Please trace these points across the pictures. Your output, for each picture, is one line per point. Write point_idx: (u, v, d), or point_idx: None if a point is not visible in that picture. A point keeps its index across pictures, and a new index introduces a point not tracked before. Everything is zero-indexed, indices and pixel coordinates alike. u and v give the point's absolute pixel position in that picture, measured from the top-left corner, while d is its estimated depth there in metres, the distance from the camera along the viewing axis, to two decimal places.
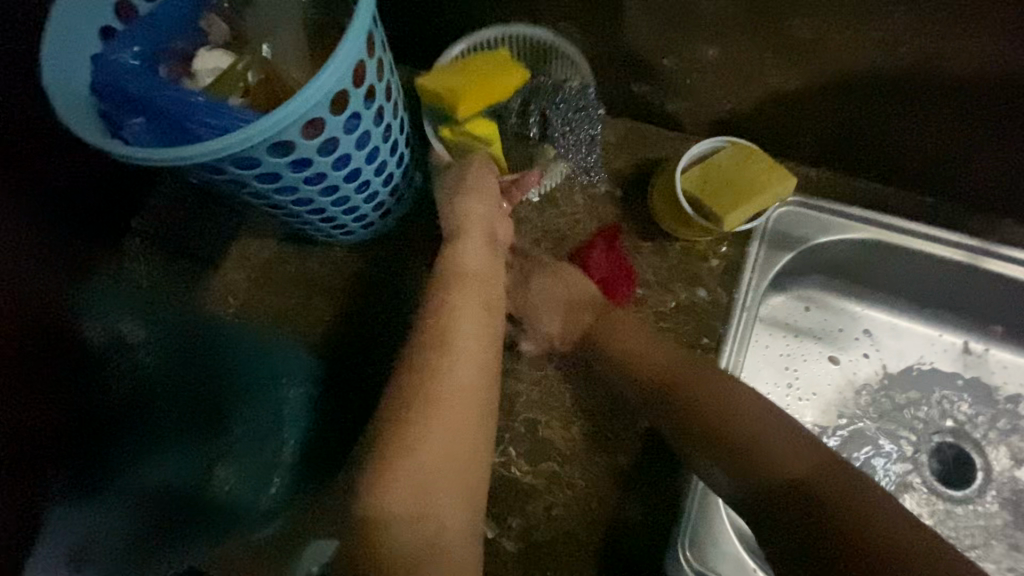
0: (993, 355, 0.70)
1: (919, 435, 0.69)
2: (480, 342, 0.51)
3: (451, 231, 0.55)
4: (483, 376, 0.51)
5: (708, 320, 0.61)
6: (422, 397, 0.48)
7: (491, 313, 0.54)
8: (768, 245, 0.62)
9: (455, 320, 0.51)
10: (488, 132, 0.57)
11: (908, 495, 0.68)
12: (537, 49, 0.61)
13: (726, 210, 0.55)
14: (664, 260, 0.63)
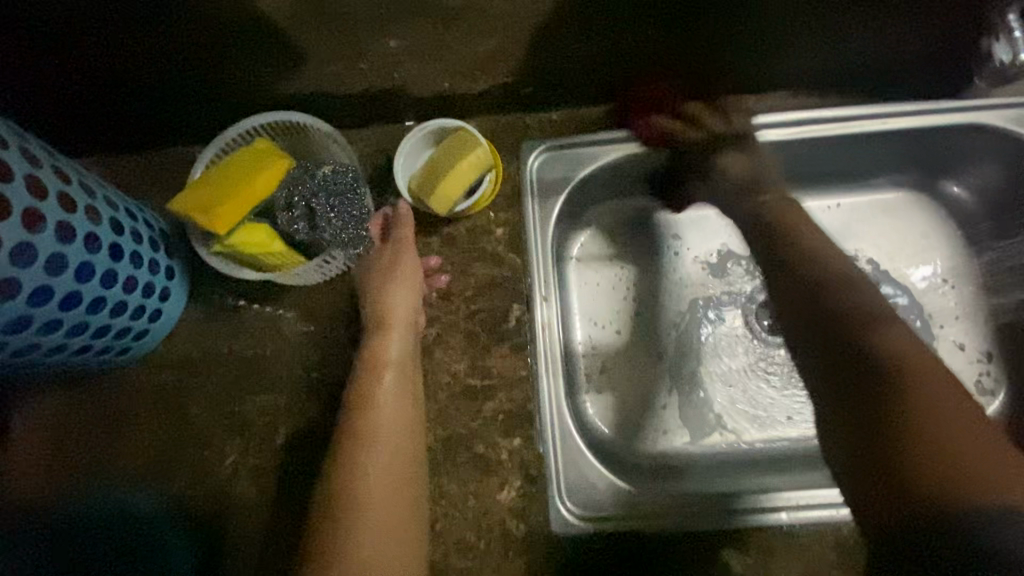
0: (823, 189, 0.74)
1: (746, 302, 0.75)
2: (391, 424, 0.53)
3: (377, 321, 0.57)
4: (405, 448, 0.53)
5: (513, 285, 0.63)
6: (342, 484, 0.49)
7: (397, 393, 0.54)
8: (539, 195, 0.65)
9: (377, 388, 0.54)
10: (264, 232, 0.55)
11: (755, 357, 0.73)
12: (291, 131, 0.60)
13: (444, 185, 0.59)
14: (453, 247, 0.63)
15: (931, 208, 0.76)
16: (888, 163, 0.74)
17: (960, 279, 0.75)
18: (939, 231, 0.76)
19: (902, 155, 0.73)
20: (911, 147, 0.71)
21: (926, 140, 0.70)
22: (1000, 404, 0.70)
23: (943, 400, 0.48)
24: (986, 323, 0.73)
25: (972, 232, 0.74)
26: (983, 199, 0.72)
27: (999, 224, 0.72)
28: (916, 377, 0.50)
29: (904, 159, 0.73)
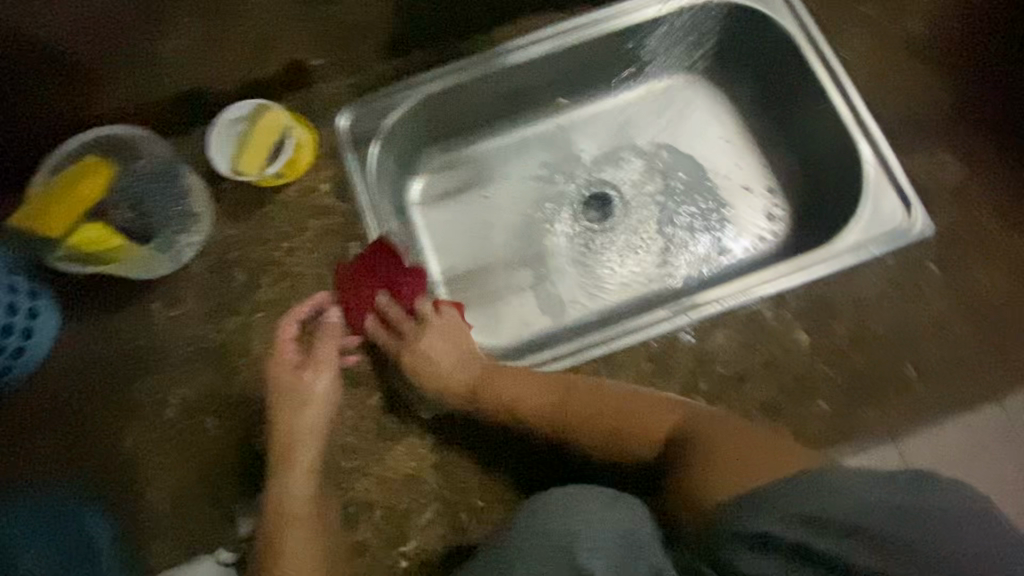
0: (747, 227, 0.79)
1: (566, 201, 0.87)
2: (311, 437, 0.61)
3: (300, 366, 0.64)
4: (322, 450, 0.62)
5: (346, 228, 0.72)
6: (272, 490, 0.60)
7: (317, 413, 0.62)
8: (356, 148, 0.75)
9: (301, 414, 0.62)
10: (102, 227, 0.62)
11: (583, 243, 0.85)
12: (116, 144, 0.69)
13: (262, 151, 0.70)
14: (287, 209, 0.72)
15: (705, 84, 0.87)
16: (654, 49, 0.84)
17: (737, 133, 0.86)
18: (714, 97, 0.87)
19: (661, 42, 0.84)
20: (663, 31, 0.82)
21: (670, 24, 0.81)
22: (788, 225, 0.81)
23: (725, 437, 0.54)
24: (766, 163, 0.84)
25: (739, 90, 0.85)
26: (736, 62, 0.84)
27: (753, 78, 0.83)
28: (704, 427, 0.56)
29: (665, 45, 0.84)
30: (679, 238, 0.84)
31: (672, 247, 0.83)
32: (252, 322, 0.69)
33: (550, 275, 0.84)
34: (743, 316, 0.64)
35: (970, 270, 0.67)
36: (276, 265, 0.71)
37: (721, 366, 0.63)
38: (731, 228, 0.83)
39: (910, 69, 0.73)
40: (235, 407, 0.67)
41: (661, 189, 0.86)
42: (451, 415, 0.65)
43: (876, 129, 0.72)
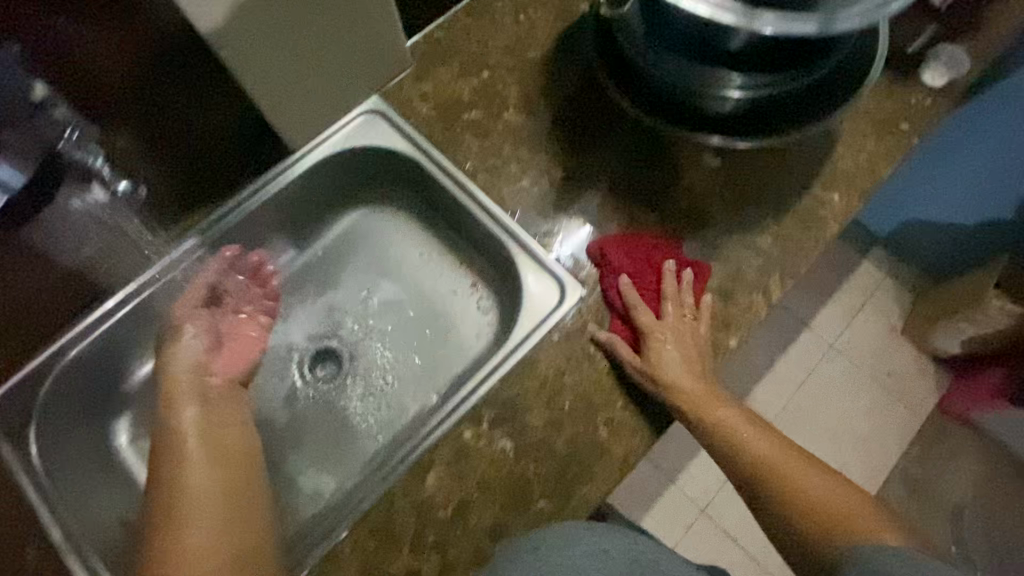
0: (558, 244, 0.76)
1: (295, 370, 0.86)
2: (201, 455, 0.64)
3: (169, 487, 0.61)
4: (221, 468, 0.64)
5: (20, 533, 0.64)
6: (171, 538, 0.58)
7: (196, 430, 0.67)
8: (12, 437, 0.68)
9: (182, 453, 0.64)
10: None
11: (323, 405, 0.84)
12: None
13: None
14: None
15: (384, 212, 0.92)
16: (312, 204, 0.87)
17: (427, 244, 0.90)
18: (395, 220, 0.91)
19: (319, 195, 0.86)
20: (307, 190, 0.84)
21: (308, 181, 0.82)
22: (497, 312, 0.85)
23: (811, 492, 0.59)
24: (461, 261, 0.88)
25: (410, 207, 0.90)
26: (394, 187, 0.89)
27: (415, 194, 0.88)
28: (805, 481, 0.60)
29: (321, 197, 0.87)
30: (415, 361, 0.86)
31: (405, 376, 0.85)
32: None
33: (302, 454, 0.81)
34: (445, 449, 0.66)
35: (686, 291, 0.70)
36: None
37: (441, 508, 0.63)
38: (451, 334, 0.86)
39: (523, 148, 0.79)
40: None
41: (381, 322, 0.88)
42: None
43: (514, 229, 0.77)
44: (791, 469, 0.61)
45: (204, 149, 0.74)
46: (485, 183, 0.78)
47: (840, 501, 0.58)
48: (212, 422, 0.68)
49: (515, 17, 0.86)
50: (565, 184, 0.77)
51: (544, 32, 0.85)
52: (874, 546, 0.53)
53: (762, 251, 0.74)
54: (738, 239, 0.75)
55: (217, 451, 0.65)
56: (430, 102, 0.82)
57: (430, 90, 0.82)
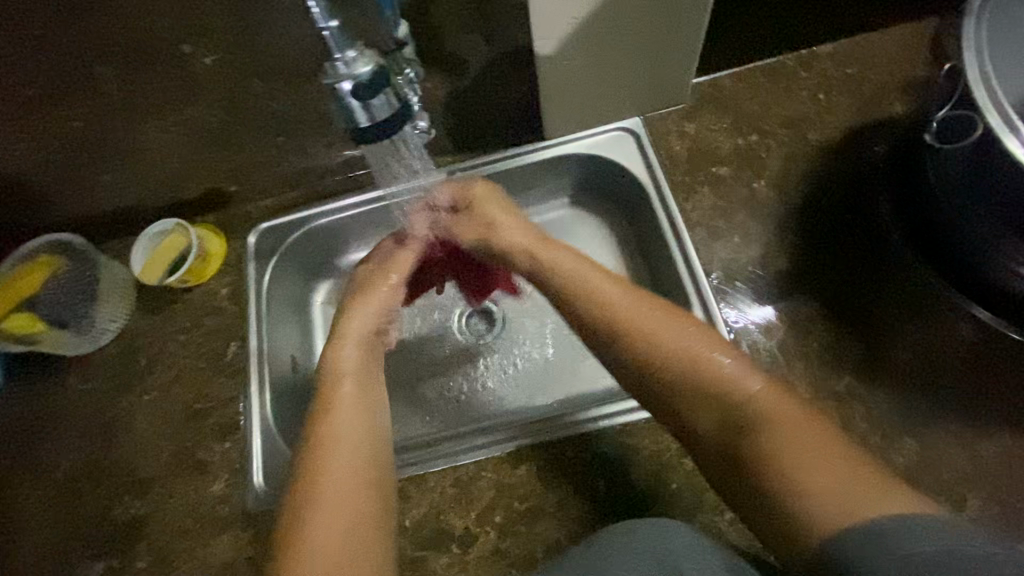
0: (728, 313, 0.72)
1: (454, 313, 0.92)
2: (354, 378, 0.64)
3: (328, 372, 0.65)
4: (369, 390, 0.64)
5: (233, 330, 0.83)
6: (322, 438, 0.59)
7: (360, 340, 0.69)
8: (259, 259, 0.87)
9: (342, 358, 0.66)
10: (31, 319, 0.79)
11: (461, 356, 0.89)
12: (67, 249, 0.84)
13: (154, 266, 0.83)
14: (190, 309, 0.84)
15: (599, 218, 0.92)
16: (540, 181, 0.90)
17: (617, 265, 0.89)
18: (601, 229, 0.91)
19: (549, 179, 0.90)
20: (542, 173, 0.89)
21: (546, 167, 0.87)
22: None
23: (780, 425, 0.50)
24: None
25: (620, 226, 0.90)
26: (617, 200, 0.89)
27: (633, 216, 0.87)
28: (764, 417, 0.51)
29: (549, 182, 0.91)
30: (553, 363, 0.87)
31: (540, 372, 0.87)
32: (138, 403, 0.80)
33: (425, 387, 0.88)
34: (545, 454, 0.69)
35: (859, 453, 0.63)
36: (173, 356, 0.82)
37: (517, 500, 0.67)
38: (596, 360, 0.86)
39: (757, 226, 0.75)
40: (107, 478, 0.76)
41: (542, 313, 0.90)
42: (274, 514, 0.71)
43: (715, 303, 0.72)
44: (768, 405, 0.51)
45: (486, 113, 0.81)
46: (702, 239, 0.76)
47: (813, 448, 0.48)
48: (383, 325, 0.72)
49: (812, 94, 0.82)
50: (780, 277, 0.73)
51: (837, 120, 0.79)
52: (858, 510, 0.44)
53: (979, 459, 0.62)
54: (952, 429, 0.63)
55: (368, 366, 0.67)
56: (686, 144, 0.82)
57: (692, 131, 0.82)
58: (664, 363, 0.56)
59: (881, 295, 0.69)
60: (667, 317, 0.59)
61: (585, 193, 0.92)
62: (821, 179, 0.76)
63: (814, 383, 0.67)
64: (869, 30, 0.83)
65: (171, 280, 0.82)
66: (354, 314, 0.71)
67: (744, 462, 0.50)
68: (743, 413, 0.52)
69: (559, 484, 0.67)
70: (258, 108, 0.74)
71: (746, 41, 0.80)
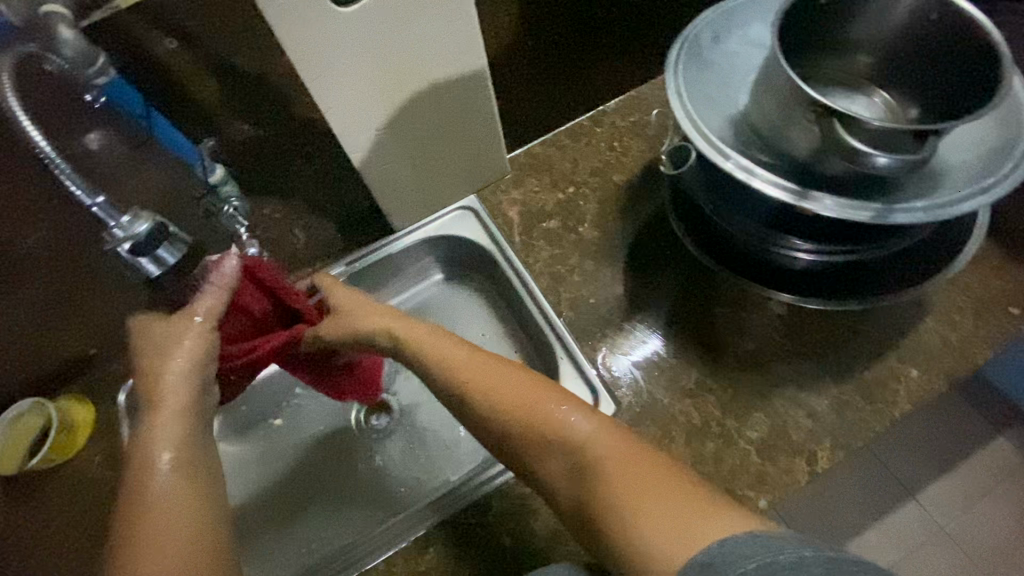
0: (603, 356, 0.78)
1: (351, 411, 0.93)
2: (177, 452, 0.56)
3: (144, 424, 0.58)
4: (199, 465, 0.56)
5: (112, 497, 0.79)
6: (143, 534, 0.50)
7: (175, 410, 0.58)
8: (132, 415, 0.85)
9: (156, 437, 0.57)
10: None
11: (365, 452, 0.89)
12: None
13: (10, 452, 0.78)
14: (62, 487, 0.80)
15: (467, 287, 0.99)
16: (404, 268, 0.96)
17: (491, 328, 0.95)
18: (473, 296, 0.98)
19: (412, 264, 0.97)
20: (404, 260, 0.95)
21: (406, 252, 0.94)
22: None
23: (626, 462, 0.53)
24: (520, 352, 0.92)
25: (487, 289, 0.97)
26: (478, 267, 0.96)
27: (495, 277, 0.94)
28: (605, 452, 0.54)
29: (413, 266, 0.97)
30: (455, 433, 0.89)
31: (445, 446, 0.88)
32: None
33: (335, 494, 0.87)
34: (448, 528, 0.70)
35: (718, 438, 0.70)
36: (48, 544, 0.77)
37: None
38: None
39: (592, 263, 0.85)
40: None
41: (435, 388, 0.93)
42: None
43: (572, 341, 0.80)
44: (612, 451, 0.54)
45: (331, 223, 0.88)
46: (548, 286, 0.85)
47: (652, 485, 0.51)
48: (197, 388, 0.61)
49: (609, 143, 0.96)
50: (621, 301, 0.81)
51: (634, 160, 0.93)
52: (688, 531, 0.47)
53: (816, 413, 0.70)
54: (789, 394, 0.72)
55: (190, 422, 0.59)
56: (518, 208, 0.92)
57: (520, 197, 0.93)
58: (501, 412, 0.59)
59: (705, 299, 0.79)
60: (512, 373, 0.61)
61: (449, 269, 0.99)
62: (633, 212, 0.88)
63: (669, 387, 0.74)
64: (640, 84, 1.00)
65: (33, 463, 0.78)
66: (162, 382, 0.59)
67: (598, 507, 0.52)
68: (585, 463, 0.55)
69: (467, 553, 0.68)
70: (97, 270, 0.75)
71: (541, 113, 0.93)
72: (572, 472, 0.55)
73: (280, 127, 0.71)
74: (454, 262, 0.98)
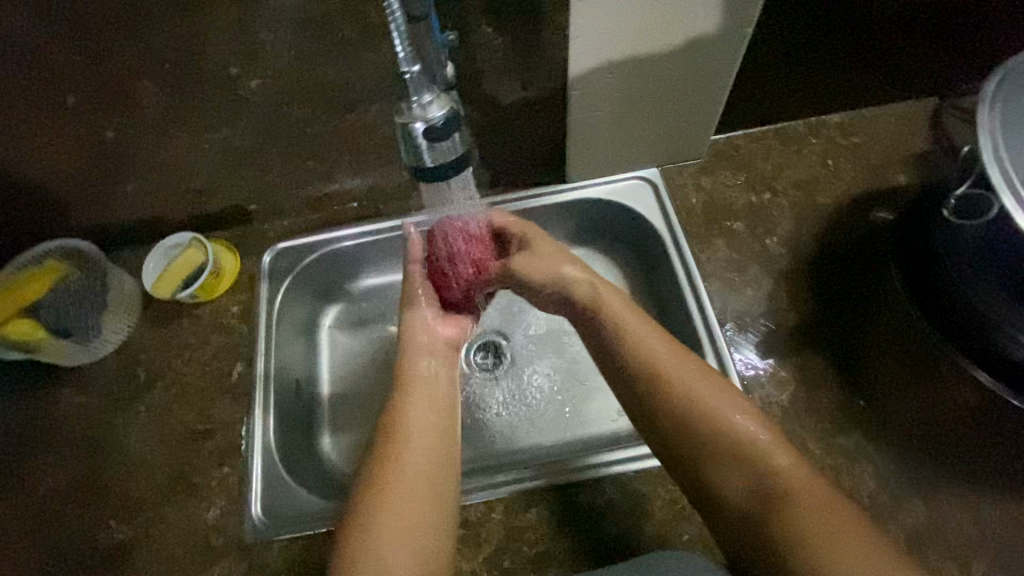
0: (734, 353, 0.75)
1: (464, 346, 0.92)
2: (427, 379, 0.67)
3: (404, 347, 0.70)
4: (427, 443, 0.62)
5: (240, 349, 0.81)
6: (395, 432, 0.62)
7: (426, 347, 0.70)
8: (272, 280, 0.86)
9: (413, 363, 0.68)
10: (28, 326, 0.76)
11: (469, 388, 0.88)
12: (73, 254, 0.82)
13: (169, 281, 0.82)
14: (198, 325, 0.83)
15: (610, 262, 0.94)
16: (556, 222, 0.92)
17: None
18: (616, 272, 0.93)
19: (565, 221, 0.92)
20: (561, 214, 0.91)
21: (566, 206, 0.89)
22: None
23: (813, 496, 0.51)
24: None
25: (634, 268, 0.92)
26: (633, 244, 0.91)
27: (649, 258, 0.88)
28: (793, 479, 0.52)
29: (567, 223, 0.92)
30: (561, 401, 0.86)
31: (549, 409, 0.86)
32: (135, 420, 0.77)
33: None
34: (558, 495, 0.68)
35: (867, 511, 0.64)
36: (174, 373, 0.80)
37: (525, 546, 0.66)
38: (604, 397, 0.85)
39: (768, 283, 0.78)
40: (96, 497, 0.72)
41: (552, 349, 0.90)
42: (272, 546, 0.67)
43: (727, 355, 0.74)
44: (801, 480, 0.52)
45: (511, 154, 0.84)
46: (716, 290, 0.79)
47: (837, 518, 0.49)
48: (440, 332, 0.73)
49: (821, 159, 0.87)
50: (790, 332, 0.75)
51: (844, 185, 0.84)
52: None
53: (983, 521, 0.64)
54: (956, 493, 0.65)
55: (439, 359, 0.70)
56: (703, 197, 0.85)
57: (708, 186, 0.86)
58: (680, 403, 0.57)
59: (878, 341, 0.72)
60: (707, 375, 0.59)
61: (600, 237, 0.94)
62: (827, 242, 0.80)
63: (823, 439, 0.69)
64: (872, 105, 0.89)
65: (182, 296, 0.80)
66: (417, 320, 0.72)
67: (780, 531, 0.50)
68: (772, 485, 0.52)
69: (571, 525, 0.67)
70: (293, 133, 0.75)
71: (761, 105, 0.85)
72: (756, 492, 0.53)
73: (518, 41, 0.66)
74: (607, 231, 0.93)
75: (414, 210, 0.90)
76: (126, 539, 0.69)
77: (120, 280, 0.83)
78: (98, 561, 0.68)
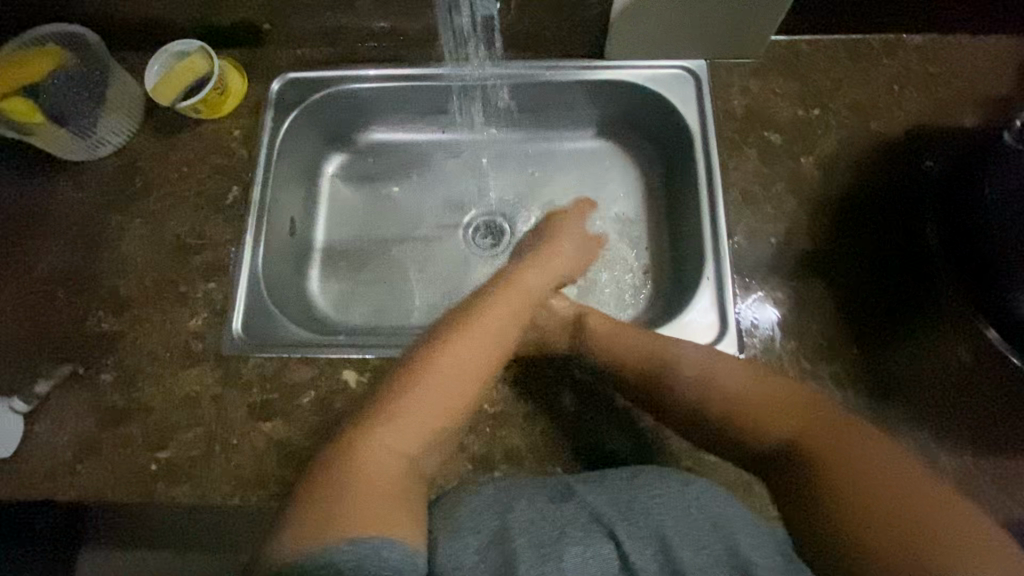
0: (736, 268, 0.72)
1: (463, 220, 0.90)
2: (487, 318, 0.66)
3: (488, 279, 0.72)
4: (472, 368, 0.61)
5: (237, 174, 0.79)
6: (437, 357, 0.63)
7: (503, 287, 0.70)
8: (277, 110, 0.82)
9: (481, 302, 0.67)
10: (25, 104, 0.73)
11: (462, 260, 0.88)
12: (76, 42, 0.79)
13: (171, 86, 0.78)
14: (199, 141, 0.80)
15: (633, 162, 0.89)
16: (584, 106, 0.87)
17: (635, 210, 0.87)
18: (633, 173, 0.89)
19: (595, 106, 0.86)
20: (591, 97, 0.85)
21: (599, 88, 0.83)
22: (641, 309, 0.81)
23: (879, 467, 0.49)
24: (653, 249, 0.85)
25: (653, 171, 0.87)
26: (660, 144, 0.86)
27: (673, 161, 0.84)
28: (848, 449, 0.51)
29: (594, 110, 0.87)
30: None
31: None
32: (128, 224, 0.77)
33: (420, 282, 0.86)
34: (528, 368, 0.69)
35: None
36: (171, 186, 0.79)
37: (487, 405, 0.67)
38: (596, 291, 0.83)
39: (790, 203, 0.74)
40: (87, 288, 0.74)
41: None
42: (247, 361, 0.70)
43: (728, 266, 0.72)
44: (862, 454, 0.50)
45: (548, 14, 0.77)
46: (733, 200, 0.74)
47: (883, 466, 0.48)
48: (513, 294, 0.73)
49: (888, 83, 0.78)
50: (800, 257, 0.72)
51: (905, 116, 0.76)
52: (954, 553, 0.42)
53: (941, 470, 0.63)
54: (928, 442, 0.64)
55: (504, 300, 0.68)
56: (745, 101, 0.78)
57: (754, 91, 0.78)
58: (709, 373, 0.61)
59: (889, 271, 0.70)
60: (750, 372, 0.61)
61: (626, 133, 0.89)
62: (868, 173, 0.74)
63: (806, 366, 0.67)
64: (960, 31, 0.79)
65: (184, 104, 0.77)
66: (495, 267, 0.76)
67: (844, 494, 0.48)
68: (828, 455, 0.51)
69: (536, 397, 0.68)
70: None
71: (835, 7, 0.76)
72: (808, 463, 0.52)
73: None
74: (635, 126, 0.87)
75: (438, 63, 0.84)
76: (114, 330, 0.72)
77: (123, 79, 0.79)
78: (86, 345, 0.71)
